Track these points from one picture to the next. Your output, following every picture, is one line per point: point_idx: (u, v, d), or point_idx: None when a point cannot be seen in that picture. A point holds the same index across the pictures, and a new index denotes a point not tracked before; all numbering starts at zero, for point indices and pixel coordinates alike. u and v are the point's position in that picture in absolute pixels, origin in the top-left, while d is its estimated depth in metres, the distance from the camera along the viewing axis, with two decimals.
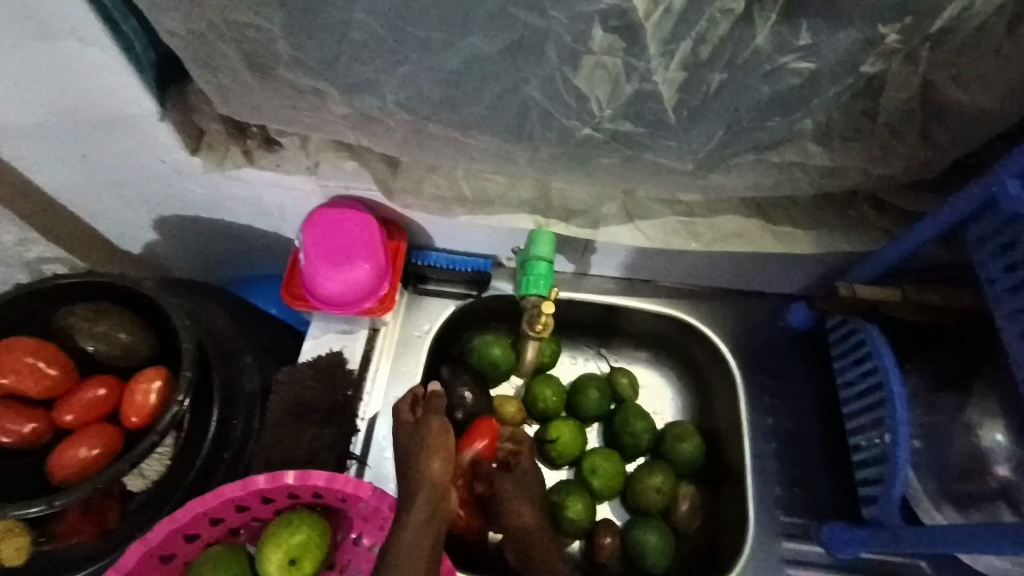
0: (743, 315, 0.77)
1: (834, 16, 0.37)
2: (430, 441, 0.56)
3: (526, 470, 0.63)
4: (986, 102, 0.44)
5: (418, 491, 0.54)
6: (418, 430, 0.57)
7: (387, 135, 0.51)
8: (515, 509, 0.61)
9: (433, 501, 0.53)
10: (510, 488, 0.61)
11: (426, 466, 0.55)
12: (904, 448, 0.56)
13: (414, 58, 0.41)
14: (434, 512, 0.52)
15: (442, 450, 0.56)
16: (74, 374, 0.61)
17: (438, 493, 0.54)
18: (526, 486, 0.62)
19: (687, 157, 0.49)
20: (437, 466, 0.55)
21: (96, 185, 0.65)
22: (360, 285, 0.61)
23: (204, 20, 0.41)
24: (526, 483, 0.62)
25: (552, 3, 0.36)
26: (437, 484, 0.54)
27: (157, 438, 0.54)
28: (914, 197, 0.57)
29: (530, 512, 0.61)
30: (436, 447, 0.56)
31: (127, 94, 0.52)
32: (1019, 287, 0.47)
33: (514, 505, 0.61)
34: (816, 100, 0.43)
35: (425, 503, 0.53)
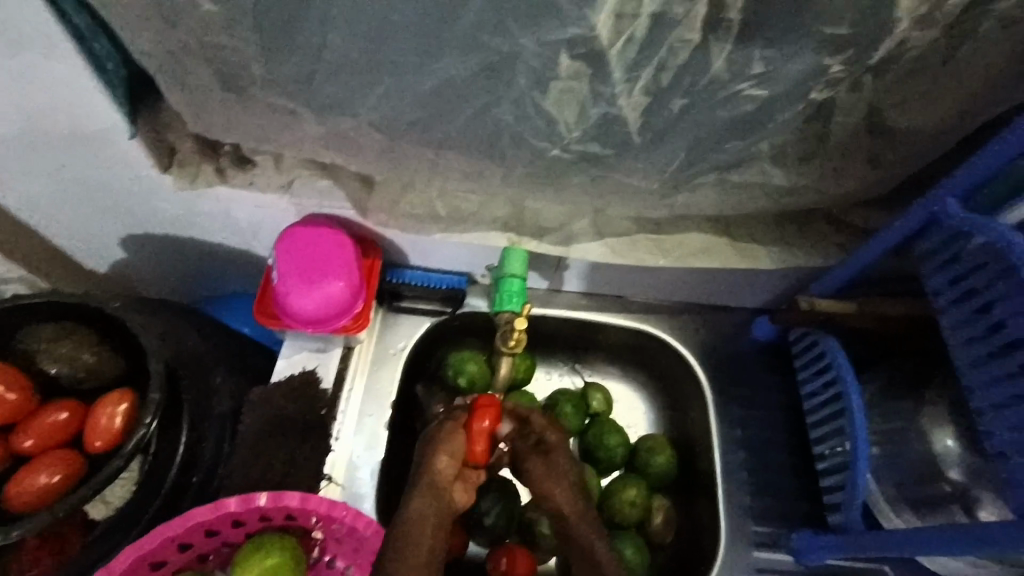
0: (712, 329, 0.79)
1: (785, 47, 0.39)
2: (442, 438, 0.57)
3: (557, 452, 0.61)
4: (927, 126, 0.48)
5: (424, 483, 0.55)
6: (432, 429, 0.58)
7: (361, 154, 0.51)
8: (549, 492, 0.59)
9: (437, 498, 0.55)
10: (541, 468, 0.60)
11: (435, 462, 0.56)
12: (865, 455, 0.58)
13: (388, 81, 0.42)
14: (437, 509, 0.55)
15: (453, 447, 0.57)
16: (35, 398, 0.59)
17: (442, 490, 0.56)
18: (558, 469, 0.60)
19: (653, 177, 0.51)
20: (443, 463, 0.56)
21: (62, 204, 0.65)
22: (334, 302, 0.62)
23: (178, 42, 0.42)
24: (558, 466, 0.60)
25: (520, 30, 0.38)
26: (445, 481, 0.56)
27: (122, 463, 0.53)
28: (867, 214, 0.60)
29: (565, 495, 0.60)
30: (444, 444, 0.56)
31: (97, 112, 0.51)
32: (961, 299, 0.50)
33: (547, 488, 0.59)
34: (772, 124, 0.46)
35: (429, 498, 0.55)
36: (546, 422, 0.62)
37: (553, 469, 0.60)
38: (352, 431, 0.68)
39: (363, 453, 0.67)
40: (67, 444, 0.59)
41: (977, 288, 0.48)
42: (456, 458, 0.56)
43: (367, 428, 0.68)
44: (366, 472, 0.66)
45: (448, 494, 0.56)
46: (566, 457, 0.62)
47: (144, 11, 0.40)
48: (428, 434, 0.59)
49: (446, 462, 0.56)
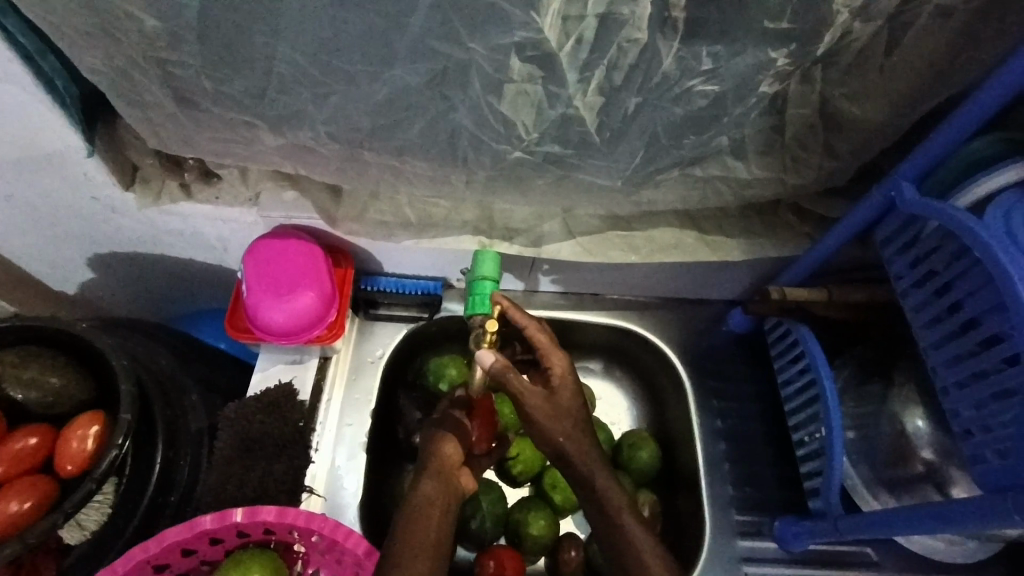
0: (688, 322, 0.80)
1: (730, 43, 0.40)
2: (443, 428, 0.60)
3: (565, 395, 0.58)
4: (876, 116, 0.49)
5: (430, 468, 0.57)
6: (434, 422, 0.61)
7: (323, 164, 0.51)
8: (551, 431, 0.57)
9: (444, 480, 0.56)
10: (541, 408, 0.56)
11: (438, 449, 0.58)
12: (839, 440, 0.59)
13: (343, 90, 0.42)
14: (444, 490, 0.55)
15: (453, 435, 0.59)
16: (2, 424, 0.58)
17: (448, 473, 0.57)
18: (561, 411, 0.57)
19: (616, 176, 0.51)
20: (448, 449, 0.58)
21: (25, 226, 0.64)
22: (306, 313, 0.61)
23: (128, 59, 0.42)
24: (562, 408, 0.57)
25: (469, 35, 0.38)
26: (450, 465, 0.57)
27: (94, 486, 0.52)
28: (830, 203, 0.61)
29: (567, 435, 0.57)
30: (447, 432, 0.59)
31: (52, 131, 0.51)
32: (922, 281, 0.51)
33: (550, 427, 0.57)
34: (727, 119, 0.47)
35: (436, 481, 0.56)
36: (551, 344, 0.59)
37: (557, 405, 0.57)
38: (332, 443, 0.67)
39: (345, 463, 0.67)
40: (37, 471, 0.58)
41: (936, 269, 0.49)
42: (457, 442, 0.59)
43: (347, 437, 0.68)
44: (349, 481, 0.66)
45: (454, 478, 0.57)
46: (572, 394, 0.58)
47: (91, 29, 0.40)
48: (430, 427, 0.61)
49: (448, 447, 0.58)
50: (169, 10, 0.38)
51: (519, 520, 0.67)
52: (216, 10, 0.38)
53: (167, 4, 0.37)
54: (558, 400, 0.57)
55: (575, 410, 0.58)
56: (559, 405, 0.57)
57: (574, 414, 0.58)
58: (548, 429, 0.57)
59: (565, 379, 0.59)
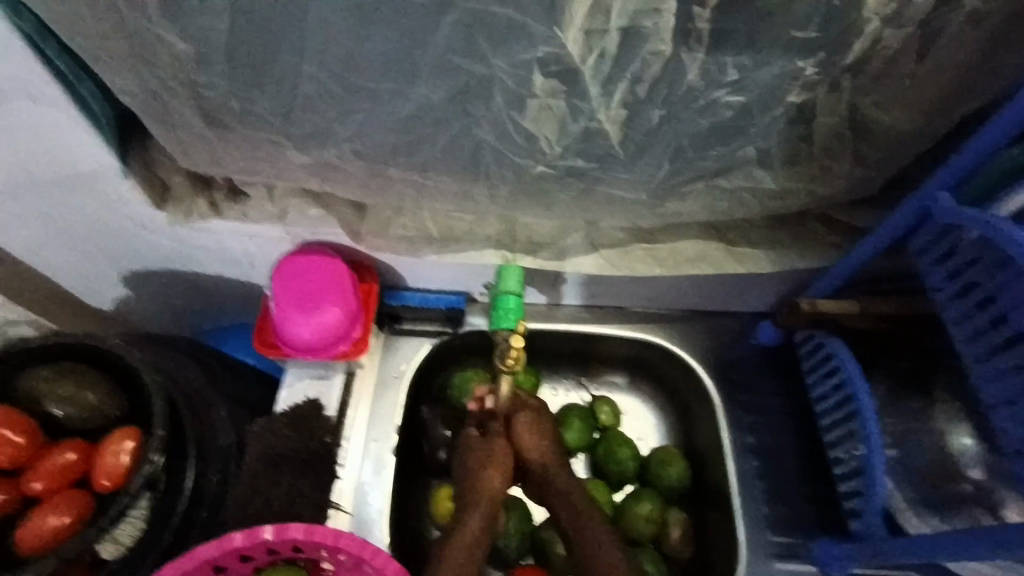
0: (715, 334, 0.78)
1: (757, 53, 0.40)
2: (490, 455, 0.61)
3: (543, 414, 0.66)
4: (910, 123, 0.47)
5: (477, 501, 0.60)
6: (480, 449, 0.62)
7: (348, 181, 0.52)
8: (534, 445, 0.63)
9: (488, 511, 0.59)
10: (527, 424, 0.63)
11: (483, 478, 0.60)
12: (879, 458, 0.57)
13: (368, 108, 0.43)
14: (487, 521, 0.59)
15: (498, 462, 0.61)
16: (39, 440, 0.60)
17: (493, 508, 0.60)
18: (542, 426, 0.64)
19: (639, 188, 0.51)
20: (494, 483, 0.60)
21: (63, 244, 0.66)
22: (331, 329, 0.62)
23: (162, 82, 0.43)
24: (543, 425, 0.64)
25: (492, 52, 0.38)
26: (495, 496, 0.60)
27: (129, 501, 0.53)
28: (861, 212, 0.60)
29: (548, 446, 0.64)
30: (496, 466, 0.61)
31: (90, 153, 0.53)
32: (962, 293, 0.49)
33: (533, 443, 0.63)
34: (753, 129, 0.46)
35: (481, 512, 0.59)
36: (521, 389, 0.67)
37: (542, 428, 0.64)
38: (358, 458, 0.67)
39: (370, 478, 0.67)
40: (75, 485, 0.59)
41: (977, 281, 0.47)
42: (503, 472, 0.61)
43: (373, 452, 0.68)
44: (374, 497, 0.66)
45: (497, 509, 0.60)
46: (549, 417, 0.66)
47: (127, 55, 0.41)
48: (472, 453, 0.62)
49: (492, 476, 0.60)
50: (201, 35, 0.39)
51: (543, 538, 0.66)
52: (246, 33, 0.38)
53: (198, 28, 0.38)
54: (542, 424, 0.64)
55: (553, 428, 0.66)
56: (544, 429, 0.64)
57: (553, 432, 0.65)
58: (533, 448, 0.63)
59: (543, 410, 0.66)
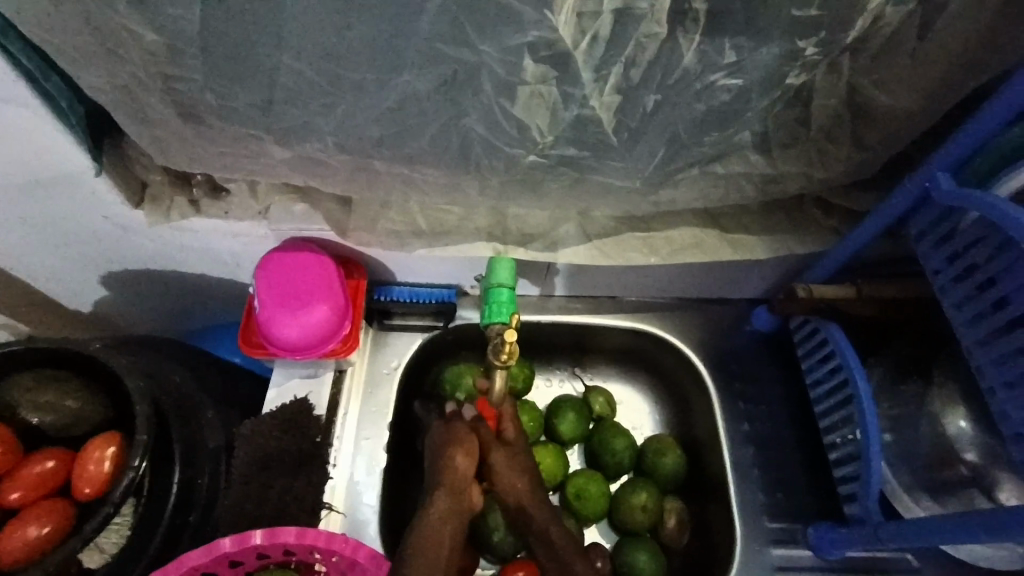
0: (710, 322, 0.77)
1: (755, 34, 0.38)
2: (459, 437, 0.59)
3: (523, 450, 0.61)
4: (910, 104, 0.46)
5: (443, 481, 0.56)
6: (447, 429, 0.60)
7: (332, 175, 0.50)
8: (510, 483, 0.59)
9: (455, 491, 0.56)
10: (502, 461, 0.59)
11: (451, 461, 0.57)
12: (876, 443, 0.57)
13: (351, 99, 0.41)
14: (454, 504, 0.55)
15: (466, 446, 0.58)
16: (18, 449, 0.58)
17: (461, 486, 0.57)
18: (521, 461, 0.60)
19: (634, 176, 0.49)
20: (461, 460, 0.57)
21: (38, 247, 0.63)
22: (319, 328, 0.60)
23: (130, 75, 0.41)
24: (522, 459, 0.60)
25: (480, 37, 0.37)
26: (463, 478, 0.57)
27: (112, 510, 0.51)
28: (858, 196, 0.59)
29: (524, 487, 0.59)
30: (460, 443, 0.58)
31: (59, 151, 0.50)
32: (962, 276, 0.49)
33: (509, 478, 0.59)
34: (750, 113, 0.44)
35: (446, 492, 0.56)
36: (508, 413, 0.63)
37: (520, 462, 0.60)
38: (349, 457, 0.66)
39: (363, 478, 0.65)
40: (55, 494, 0.57)
41: (978, 263, 0.47)
42: (471, 455, 0.58)
43: (365, 451, 0.67)
44: (369, 496, 0.64)
45: (466, 492, 0.57)
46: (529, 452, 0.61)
47: (92, 47, 0.39)
48: (437, 436, 0.59)
49: (461, 459, 0.57)
50: (170, 24, 0.37)
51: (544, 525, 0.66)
52: (217, 21, 0.36)
53: (167, 17, 0.36)
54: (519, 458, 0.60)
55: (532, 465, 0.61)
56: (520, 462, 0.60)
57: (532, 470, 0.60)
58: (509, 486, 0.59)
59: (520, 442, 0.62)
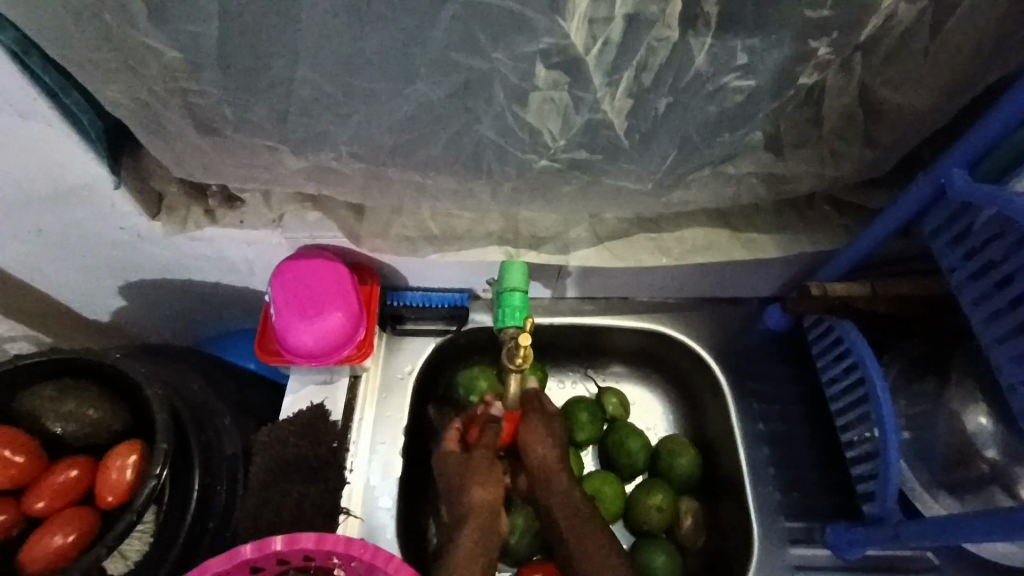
0: (723, 322, 0.77)
1: (766, 35, 0.38)
2: (478, 468, 0.63)
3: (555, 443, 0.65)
4: (923, 101, 0.46)
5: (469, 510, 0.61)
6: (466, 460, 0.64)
7: (346, 183, 0.50)
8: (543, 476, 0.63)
9: (485, 519, 0.60)
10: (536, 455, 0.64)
11: (473, 492, 0.62)
12: (894, 441, 0.56)
13: (364, 109, 0.41)
14: (489, 528, 0.60)
15: (485, 476, 0.63)
16: (42, 458, 0.59)
17: (490, 512, 0.61)
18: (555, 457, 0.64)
19: (646, 179, 0.49)
20: (484, 491, 0.62)
21: (59, 258, 0.64)
22: (334, 334, 0.61)
23: (147, 89, 0.41)
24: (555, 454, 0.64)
25: (492, 46, 0.37)
26: (489, 504, 0.61)
27: (134, 517, 0.52)
28: (871, 193, 0.58)
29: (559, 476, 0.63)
30: (481, 475, 0.63)
31: (78, 163, 0.51)
32: (980, 272, 0.48)
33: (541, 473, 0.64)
34: (761, 114, 0.44)
35: (477, 522, 0.60)
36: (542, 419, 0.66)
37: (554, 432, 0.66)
38: (365, 462, 0.66)
39: (379, 483, 0.66)
40: (79, 502, 0.58)
41: (994, 260, 0.46)
42: (493, 483, 0.62)
43: (381, 456, 0.67)
44: (385, 501, 0.65)
45: (496, 516, 0.61)
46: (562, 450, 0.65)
47: (110, 64, 0.39)
48: (461, 464, 0.64)
49: (486, 490, 0.62)
50: (187, 40, 0.37)
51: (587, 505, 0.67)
52: (233, 36, 0.37)
53: (184, 33, 0.37)
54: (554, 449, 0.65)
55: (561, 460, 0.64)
56: (554, 433, 0.65)
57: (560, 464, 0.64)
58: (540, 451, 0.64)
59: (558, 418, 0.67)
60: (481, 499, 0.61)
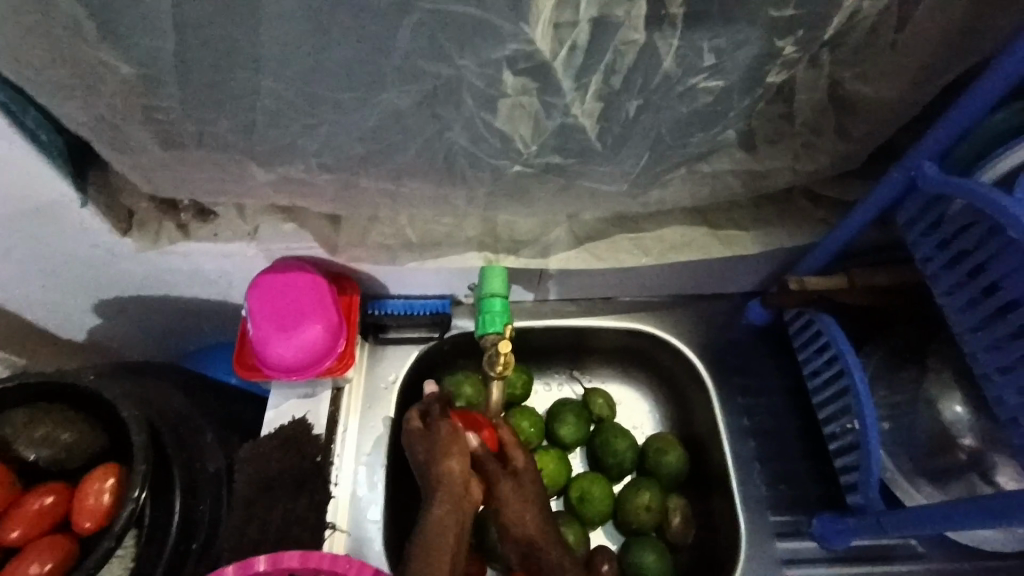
0: (706, 318, 0.77)
1: (733, 36, 0.38)
2: (444, 442, 0.58)
3: (525, 470, 0.60)
4: (891, 94, 0.46)
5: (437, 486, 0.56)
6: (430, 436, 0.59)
7: (319, 194, 0.50)
8: (513, 512, 0.58)
9: (455, 498, 0.55)
10: (508, 490, 0.59)
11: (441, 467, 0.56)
12: (875, 432, 0.57)
13: (333, 120, 0.41)
14: (457, 510, 0.55)
15: (452, 449, 0.58)
16: (16, 485, 0.58)
17: (460, 491, 0.56)
18: (524, 487, 0.59)
19: (621, 180, 0.49)
20: (454, 465, 0.57)
21: (28, 280, 0.63)
22: (313, 347, 0.60)
23: (107, 106, 0.40)
24: (526, 484, 0.60)
25: (458, 53, 0.37)
26: (458, 481, 0.56)
27: (114, 542, 0.51)
28: (845, 185, 0.59)
29: (533, 518, 0.59)
30: (450, 448, 0.58)
31: (40, 182, 0.49)
32: (954, 261, 0.49)
33: (513, 507, 0.58)
34: (732, 113, 0.45)
35: (446, 502, 0.55)
36: (512, 441, 0.62)
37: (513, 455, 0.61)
38: (351, 474, 0.65)
39: (366, 494, 0.65)
40: (55, 529, 0.57)
41: (967, 249, 0.47)
42: (462, 457, 0.57)
43: (367, 469, 0.66)
44: (373, 511, 0.64)
45: (467, 494, 0.56)
46: (535, 480, 0.60)
47: (67, 81, 0.38)
48: (426, 442, 0.59)
49: (453, 464, 0.57)
50: (146, 57, 0.36)
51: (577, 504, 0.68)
52: (191, 50, 0.36)
53: (141, 48, 0.36)
54: (524, 485, 0.60)
55: (536, 489, 0.60)
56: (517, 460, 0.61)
57: (532, 491, 0.60)
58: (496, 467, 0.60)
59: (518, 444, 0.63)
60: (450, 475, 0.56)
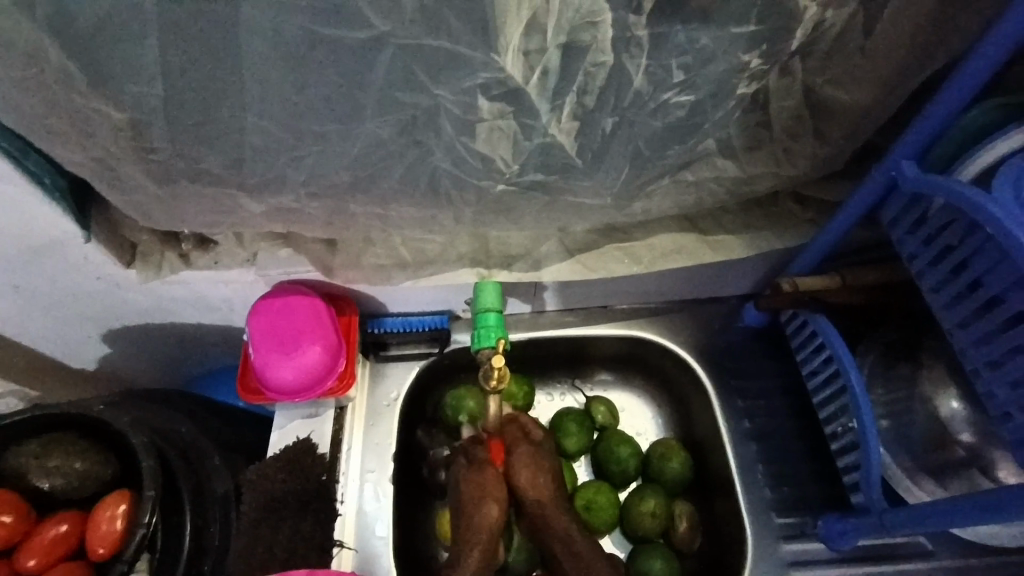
0: (703, 322, 0.78)
1: (700, 52, 0.39)
2: (486, 484, 0.59)
3: (545, 446, 0.63)
4: (864, 99, 0.47)
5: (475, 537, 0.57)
6: (473, 474, 0.60)
7: (310, 221, 0.51)
8: (530, 480, 0.60)
9: (488, 545, 0.57)
10: (524, 457, 0.61)
11: (480, 513, 0.58)
12: (873, 431, 0.57)
13: (317, 151, 0.42)
14: (488, 556, 0.57)
15: (491, 490, 0.59)
16: (30, 516, 0.59)
17: (493, 537, 0.58)
18: (542, 459, 0.62)
19: (604, 193, 0.50)
20: (493, 510, 0.58)
21: (39, 314, 0.65)
22: (314, 368, 0.61)
23: (103, 150, 0.42)
24: (542, 455, 0.62)
25: (433, 82, 0.38)
26: (494, 526, 0.58)
27: (125, 567, 0.52)
28: (830, 187, 0.60)
29: (546, 483, 0.60)
30: (491, 491, 0.59)
31: (45, 220, 0.51)
32: (938, 258, 0.49)
33: (527, 475, 0.60)
34: (708, 124, 0.46)
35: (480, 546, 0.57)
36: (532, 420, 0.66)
37: (540, 460, 0.61)
38: (357, 491, 0.67)
39: (373, 510, 0.66)
40: (70, 556, 0.58)
41: (952, 244, 0.47)
42: (499, 501, 0.59)
43: (372, 485, 0.67)
44: (380, 526, 0.65)
45: (496, 541, 0.58)
46: (549, 450, 0.63)
47: (65, 127, 0.40)
48: (466, 481, 0.60)
49: (491, 510, 0.58)
50: (136, 102, 0.38)
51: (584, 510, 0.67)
52: (177, 93, 0.37)
53: (131, 93, 0.37)
54: (540, 455, 0.62)
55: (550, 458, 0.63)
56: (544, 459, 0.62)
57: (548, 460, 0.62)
58: (528, 483, 0.60)
59: (543, 444, 0.64)
60: (486, 523, 0.57)
